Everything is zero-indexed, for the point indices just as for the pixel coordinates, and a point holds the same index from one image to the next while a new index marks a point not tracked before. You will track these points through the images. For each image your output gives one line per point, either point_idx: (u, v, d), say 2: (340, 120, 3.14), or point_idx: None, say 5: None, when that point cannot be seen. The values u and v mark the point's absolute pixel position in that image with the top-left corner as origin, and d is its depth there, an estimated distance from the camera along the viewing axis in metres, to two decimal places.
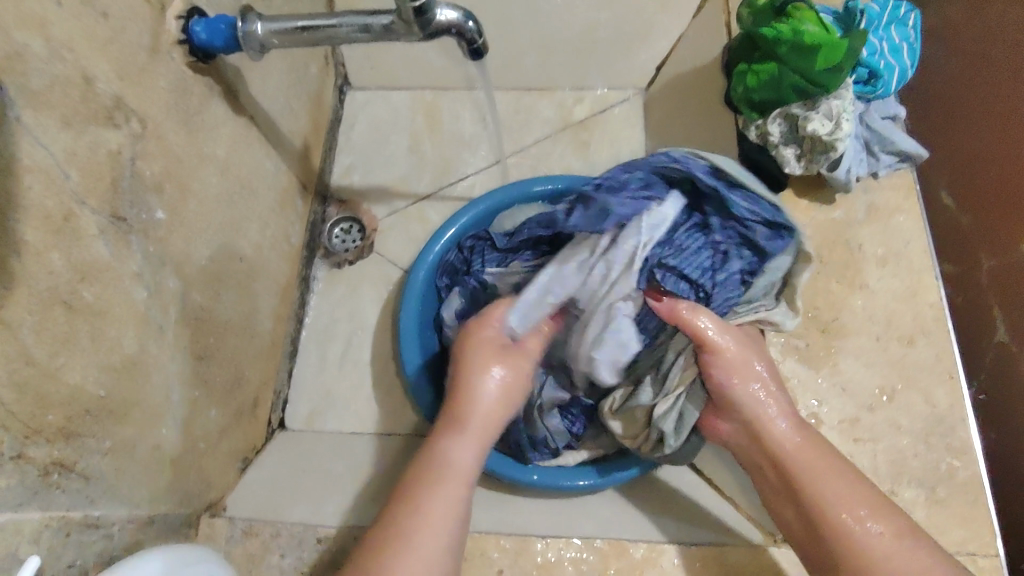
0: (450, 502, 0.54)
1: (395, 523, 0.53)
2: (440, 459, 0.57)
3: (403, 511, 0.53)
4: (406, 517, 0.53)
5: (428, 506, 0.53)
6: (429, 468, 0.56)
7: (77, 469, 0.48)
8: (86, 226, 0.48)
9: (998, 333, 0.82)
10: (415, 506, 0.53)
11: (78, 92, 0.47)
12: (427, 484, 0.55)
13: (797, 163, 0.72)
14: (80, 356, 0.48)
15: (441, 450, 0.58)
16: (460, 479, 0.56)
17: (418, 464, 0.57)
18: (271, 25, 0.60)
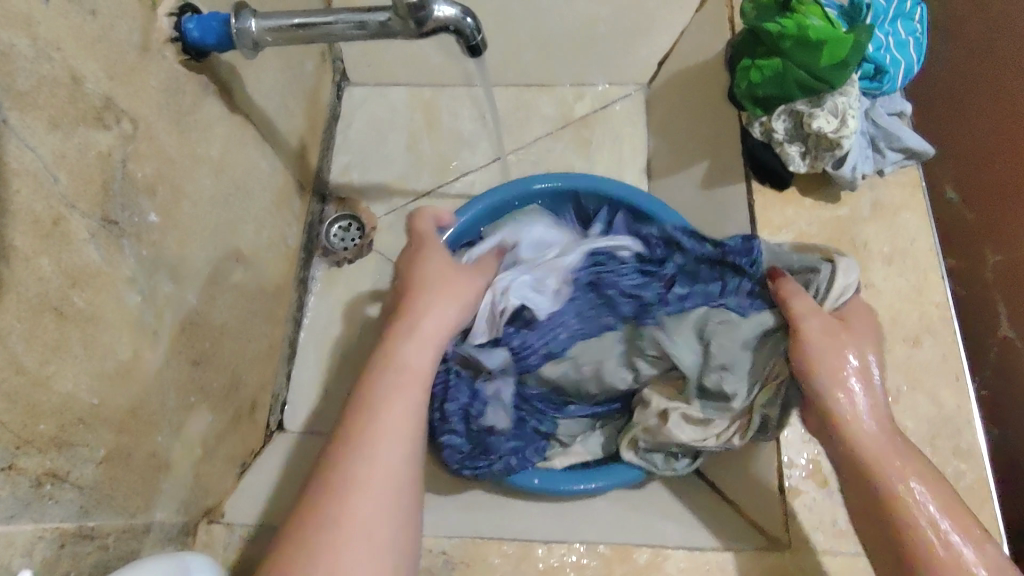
0: (403, 410, 0.53)
1: (339, 447, 0.50)
2: (386, 374, 0.55)
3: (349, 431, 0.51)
4: (349, 440, 0.51)
5: (373, 425, 0.51)
6: (374, 382, 0.54)
7: (70, 479, 0.47)
8: (76, 230, 0.47)
9: (1004, 328, 0.83)
10: (360, 427, 0.51)
11: (65, 91, 0.46)
12: (377, 395, 0.53)
13: (802, 160, 0.71)
14: (72, 365, 0.47)
15: (384, 366, 0.55)
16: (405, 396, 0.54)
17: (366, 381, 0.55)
18: (266, 22, 0.59)
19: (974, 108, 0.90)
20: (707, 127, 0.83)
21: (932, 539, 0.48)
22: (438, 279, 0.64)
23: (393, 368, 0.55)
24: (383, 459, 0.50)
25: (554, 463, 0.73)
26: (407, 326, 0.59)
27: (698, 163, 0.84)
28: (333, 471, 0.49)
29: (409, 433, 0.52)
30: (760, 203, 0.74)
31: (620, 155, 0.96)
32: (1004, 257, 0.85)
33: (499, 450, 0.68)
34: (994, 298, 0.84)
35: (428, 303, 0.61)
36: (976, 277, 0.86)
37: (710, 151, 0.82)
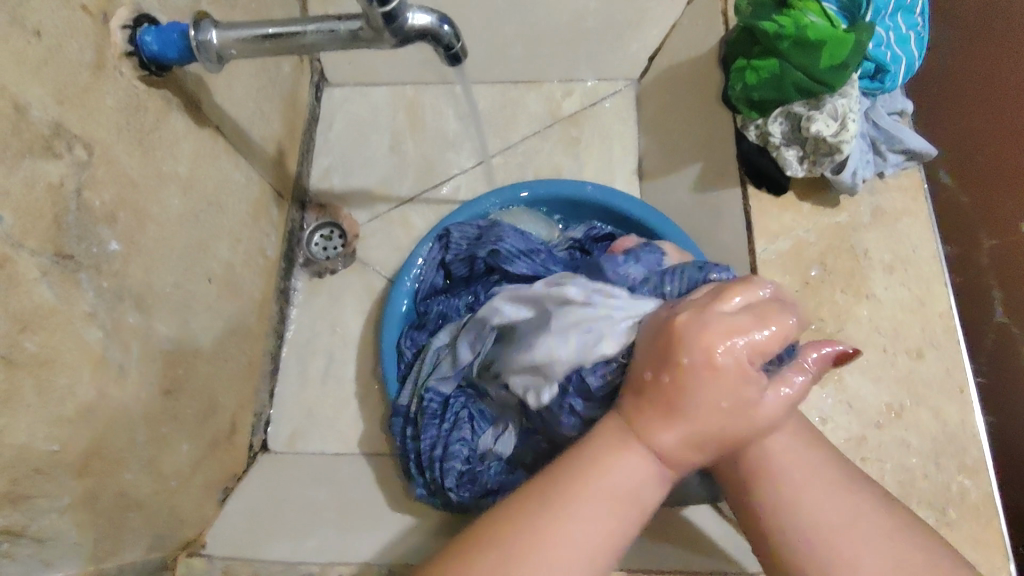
0: (592, 533, 0.42)
1: (525, 530, 0.41)
2: (619, 464, 0.43)
3: (544, 516, 0.42)
4: (539, 529, 0.41)
5: (556, 525, 0.42)
6: (610, 479, 0.43)
7: (29, 534, 0.44)
8: (25, 271, 0.43)
9: (997, 314, 0.76)
10: (565, 525, 0.41)
11: (7, 122, 0.42)
12: (574, 494, 0.42)
13: (799, 166, 0.68)
14: (28, 414, 0.44)
15: (629, 442, 0.43)
16: (637, 494, 0.43)
17: (580, 456, 0.44)
18: (230, 33, 0.54)
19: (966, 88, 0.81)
20: (701, 128, 0.80)
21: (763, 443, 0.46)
22: (699, 373, 0.42)
23: (614, 493, 0.42)
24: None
25: None
26: (715, 374, 0.42)
27: (691, 165, 0.81)
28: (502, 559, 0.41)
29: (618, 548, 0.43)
30: (755, 209, 0.71)
31: (611, 154, 0.93)
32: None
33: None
34: (989, 285, 0.77)
35: (705, 376, 0.42)
36: (972, 263, 0.77)
37: (705, 152, 0.79)
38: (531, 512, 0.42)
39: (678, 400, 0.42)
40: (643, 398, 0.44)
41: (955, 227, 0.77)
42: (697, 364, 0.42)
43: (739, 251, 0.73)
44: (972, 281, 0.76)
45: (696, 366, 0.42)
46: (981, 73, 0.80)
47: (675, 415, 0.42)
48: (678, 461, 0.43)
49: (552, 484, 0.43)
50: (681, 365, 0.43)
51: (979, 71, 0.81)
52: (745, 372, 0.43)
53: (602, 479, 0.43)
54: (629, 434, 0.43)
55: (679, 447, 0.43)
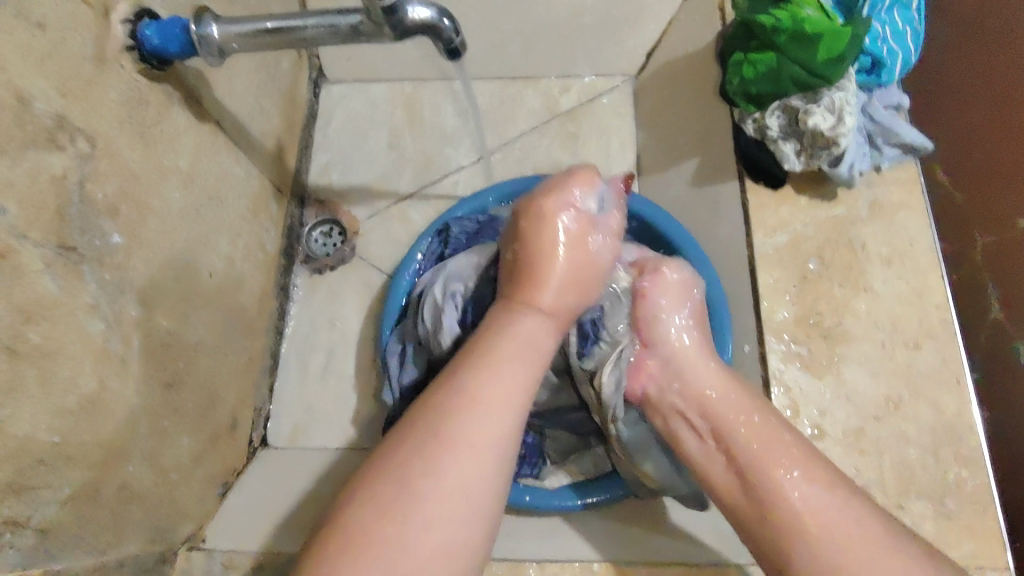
0: (480, 424, 0.47)
1: (453, 398, 0.47)
2: (518, 325, 0.53)
3: (466, 384, 0.48)
4: (459, 391, 0.48)
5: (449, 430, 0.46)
6: (497, 350, 0.51)
7: (33, 525, 0.44)
8: (28, 262, 0.43)
9: (993, 311, 0.76)
10: (479, 384, 0.48)
11: (11, 113, 0.42)
12: (460, 389, 0.48)
13: (797, 159, 0.68)
14: (31, 405, 0.44)
15: (521, 304, 0.54)
16: (536, 342, 0.53)
17: (461, 359, 0.51)
18: (230, 29, 0.55)
19: (964, 90, 0.81)
20: (699, 123, 0.80)
21: (783, 482, 0.51)
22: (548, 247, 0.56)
23: (494, 374, 0.49)
24: (481, 445, 0.46)
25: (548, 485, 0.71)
26: (556, 229, 0.56)
27: (689, 160, 0.81)
28: (432, 428, 0.46)
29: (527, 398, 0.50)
30: (753, 203, 0.71)
31: (609, 150, 0.93)
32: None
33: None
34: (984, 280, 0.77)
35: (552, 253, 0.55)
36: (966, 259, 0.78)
37: (703, 147, 0.79)
38: (450, 383, 0.49)
39: (537, 271, 0.55)
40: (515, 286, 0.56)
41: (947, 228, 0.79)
42: (545, 229, 0.56)
43: (737, 245, 0.73)
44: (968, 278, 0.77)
45: (544, 226, 0.56)
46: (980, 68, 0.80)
47: (532, 292, 0.54)
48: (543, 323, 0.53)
49: (466, 360, 0.50)
50: (539, 238, 0.56)
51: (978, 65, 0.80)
52: (581, 235, 0.57)
53: (508, 340, 0.52)
54: (520, 298, 0.55)
55: (559, 297, 0.55)
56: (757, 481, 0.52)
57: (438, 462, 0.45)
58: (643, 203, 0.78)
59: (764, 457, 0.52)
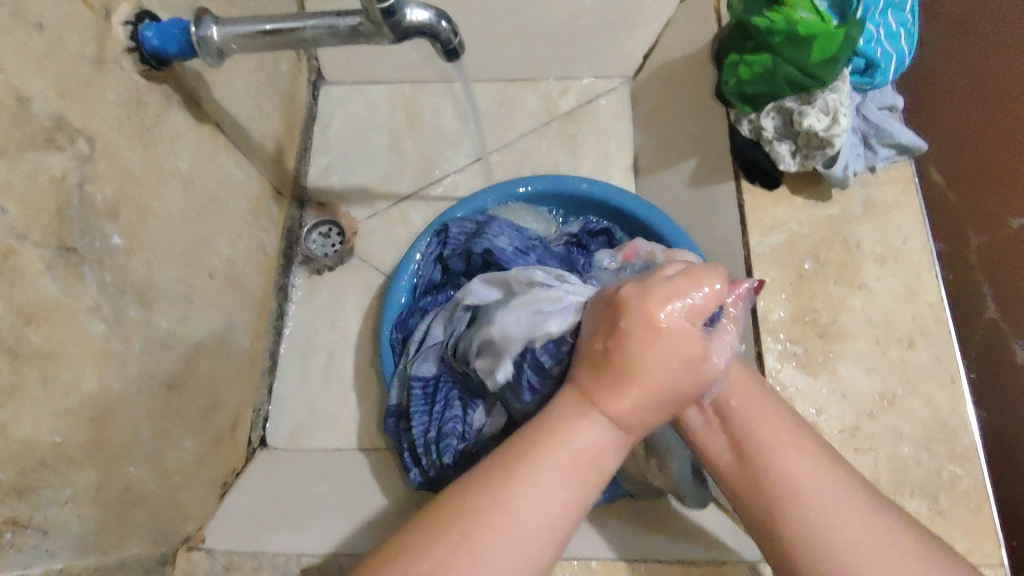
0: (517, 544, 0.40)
1: (499, 492, 0.41)
2: (579, 433, 0.44)
3: (517, 477, 0.42)
4: (509, 492, 0.41)
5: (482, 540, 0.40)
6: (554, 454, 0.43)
7: (34, 524, 0.45)
8: (29, 263, 0.44)
9: (988, 309, 0.76)
10: (521, 488, 0.42)
11: (10, 114, 0.42)
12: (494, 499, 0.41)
13: (792, 159, 0.69)
14: (33, 406, 0.44)
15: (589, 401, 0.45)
16: (599, 456, 0.44)
17: (507, 454, 0.44)
18: (230, 29, 0.54)
19: (952, 88, 0.82)
20: (696, 124, 0.81)
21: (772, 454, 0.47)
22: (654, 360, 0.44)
23: (535, 497, 0.41)
24: (522, 555, 0.40)
25: None
26: (659, 336, 0.45)
27: (686, 161, 0.82)
28: (472, 519, 0.40)
29: (577, 512, 0.43)
30: (750, 204, 0.72)
31: (607, 151, 0.93)
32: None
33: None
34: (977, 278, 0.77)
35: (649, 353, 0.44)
36: (960, 260, 0.77)
37: (699, 148, 0.80)
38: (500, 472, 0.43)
39: (627, 379, 0.44)
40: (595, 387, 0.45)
41: (943, 223, 0.78)
42: (648, 333, 0.45)
43: (733, 245, 0.74)
44: (961, 277, 0.77)
45: (641, 326, 0.45)
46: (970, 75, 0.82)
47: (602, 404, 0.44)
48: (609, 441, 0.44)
49: (518, 453, 0.43)
50: (632, 335, 0.45)
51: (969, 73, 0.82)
52: (690, 343, 0.45)
53: (563, 448, 0.43)
54: (586, 388, 0.45)
55: (635, 411, 0.44)
56: (754, 454, 0.48)
57: (479, 553, 0.39)
58: (645, 207, 0.78)
59: (761, 432, 0.49)
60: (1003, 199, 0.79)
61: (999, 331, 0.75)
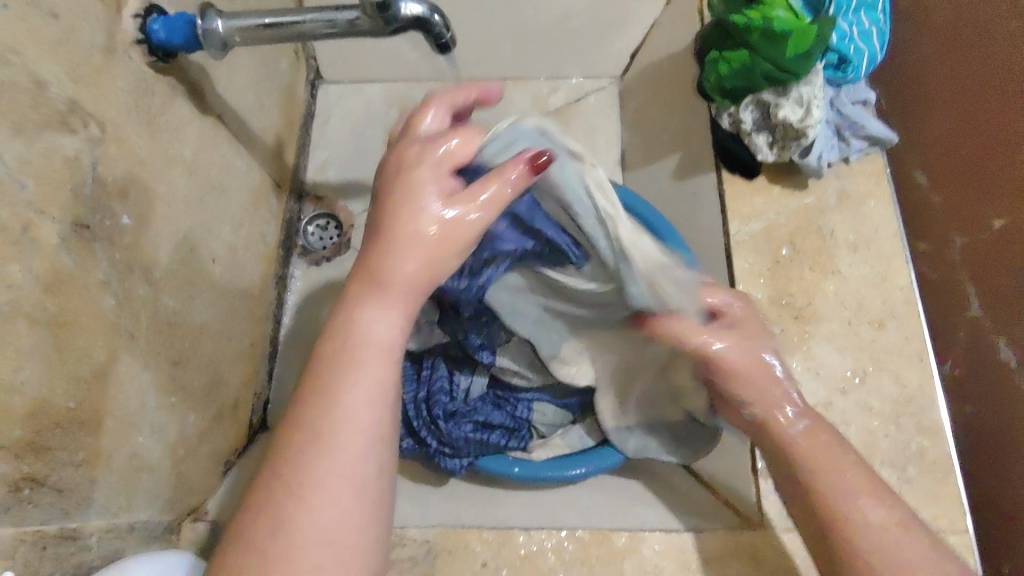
0: (352, 428, 0.41)
1: (307, 429, 0.41)
2: (364, 317, 0.44)
3: (315, 409, 0.42)
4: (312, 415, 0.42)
5: (321, 444, 0.41)
6: (358, 334, 0.43)
7: (49, 483, 0.47)
8: (47, 235, 0.47)
9: (970, 307, 0.69)
10: (338, 393, 0.42)
11: (28, 97, 0.45)
12: (319, 404, 0.42)
13: (769, 150, 0.73)
14: (48, 370, 0.47)
15: (363, 295, 0.44)
16: (383, 333, 0.44)
17: (319, 352, 0.44)
18: (234, 21, 0.58)
19: (935, 94, 0.76)
20: (680, 120, 0.85)
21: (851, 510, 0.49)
22: (410, 203, 0.44)
23: (355, 377, 0.42)
24: (348, 475, 0.41)
25: (536, 456, 0.72)
26: (415, 202, 0.44)
27: (670, 155, 0.85)
28: (301, 434, 0.41)
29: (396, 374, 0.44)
30: (729, 194, 0.76)
31: (595, 146, 0.97)
32: (1013, 220, 0.64)
33: (471, 418, 0.71)
34: (962, 281, 0.71)
35: (404, 206, 0.44)
36: (944, 262, 0.73)
37: (681, 144, 0.84)
38: (311, 412, 0.42)
39: (392, 238, 0.44)
40: (367, 261, 0.45)
41: (923, 232, 0.76)
42: (407, 205, 0.44)
43: (715, 233, 0.77)
44: (945, 277, 0.73)
45: (403, 197, 0.44)
46: (937, 73, 0.76)
47: (374, 281, 0.44)
48: (407, 287, 0.44)
49: (322, 366, 0.43)
50: (394, 207, 0.45)
51: (936, 70, 0.76)
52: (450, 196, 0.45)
53: (359, 334, 0.43)
54: (369, 281, 0.44)
55: (414, 266, 0.44)
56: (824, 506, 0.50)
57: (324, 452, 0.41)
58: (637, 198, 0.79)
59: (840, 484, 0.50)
60: (987, 202, 0.68)
61: (982, 332, 0.68)
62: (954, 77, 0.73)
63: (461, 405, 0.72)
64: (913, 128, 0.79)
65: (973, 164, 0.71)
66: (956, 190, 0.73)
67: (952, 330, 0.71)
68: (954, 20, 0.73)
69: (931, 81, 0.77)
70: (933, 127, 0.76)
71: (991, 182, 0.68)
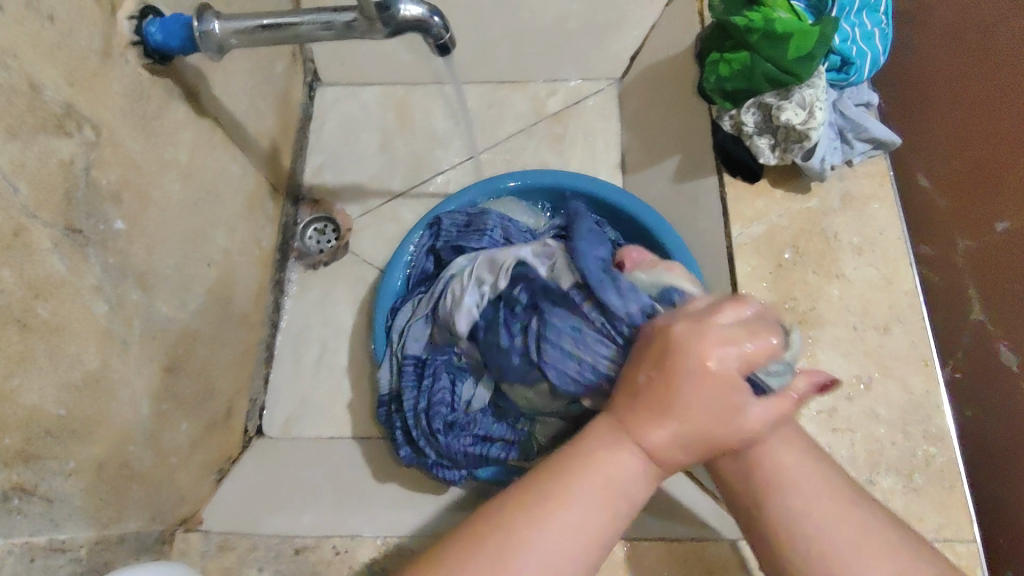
0: (556, 573, 0.40)
1: (513, 554, 0.40)
2: (614, 465, 0.43)
3: (525, 535, 0.41)
4: (518, 546, 0.41)
5: (518, 575, 0.40)
6: (606, 483, 0.42)
7: (39, 492, 0.46)
8: (39, 240, 0.46)
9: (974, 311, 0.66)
10: (555, 524, 0.41)
11: (23, 100, 0.44)
12: (538, 537, 0.41)
13: (771, 153, 0.72)
14: (39, 378, 0.46)
15: (634, 441, 0.43)
16: (631, 494, 0.43)
17: (559, 467, 0.44)
18: (231, 24, 0.57)
19: (941, 96, 0.75)
20: (680, 122, 0.84)
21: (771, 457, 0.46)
22: (719, 373, 0.43)
23: (581, 532, 0.41)
24: None
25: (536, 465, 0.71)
26: (713, 382, 0.42)
27: (670, 158, 0.85)
28: (503, 555, 0.40)
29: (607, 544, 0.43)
30: (731, 197, 0.75)
31: (594, 149, 0.96)
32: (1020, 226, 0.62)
33: (470, 430, 0.70)
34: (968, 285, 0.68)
35: (701, 380, 0.42)
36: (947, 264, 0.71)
37: (681, 146, 0.83)
38: (520, 531, 0.41)
39: (672, 410, 0.42)
40: (653, 408, 0.43)
41: (926, 233, 0.74)
42: (704, 377, 0.42)
43: (716, 237, 0.76)
44: (949, 280, 0.70)
45: (693, 378, 0.42)
46: (945, 75, 0.74)
47: (643, 444, 0.43)
48: (672, 465, 0.43)
49: (556, 492, 0.42)
50: (682, 377, 0.43)
51: (943, 72, 0.74)
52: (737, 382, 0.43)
53: (603, 481, 0.42)
54: (643, 433, 0.43)
55: (687, 452, 0.43)
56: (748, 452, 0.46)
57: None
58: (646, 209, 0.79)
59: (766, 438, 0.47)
60: (999, 206, 0.65)
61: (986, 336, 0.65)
62: (964, 81, 0.71)
63: (460, 416, 0.71)
64: (920, 130, 0.77)
65: (985, 168, 0.68)
66: (966, 194, 0.70)
67: (953, 333, 0.68)
68: (959, 21, 0.72)
69: (938, 82, 0.75)
70: (943, 131, 0.74)
71: (1006, 186, 0.65)
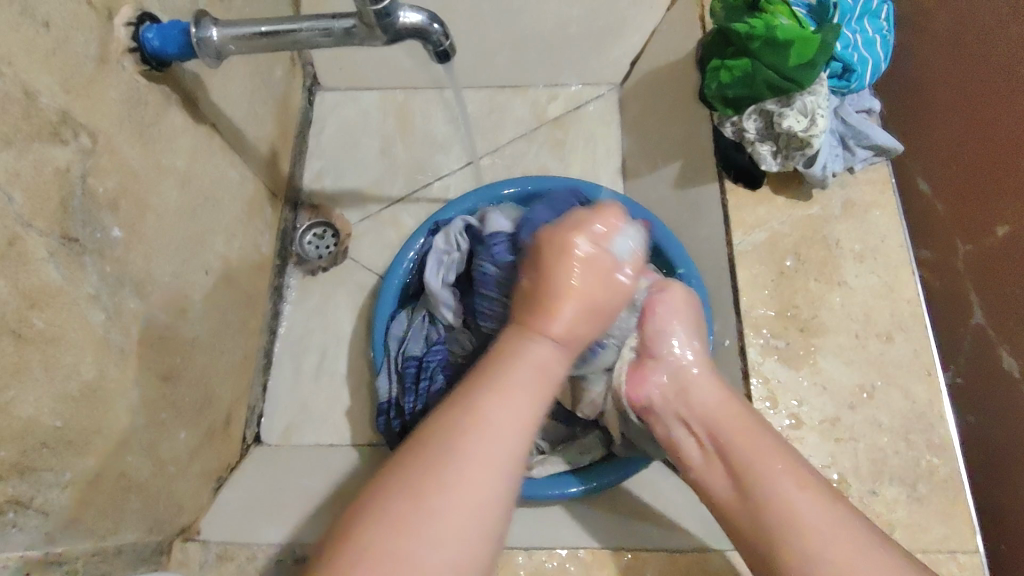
0: (492, 441, 0.44)
1: (447, 439, 0.44)
2: (530, 347, 0.49)
3: (458, 423, 0.45)
4: (460, 432, 0.44)
5: (456, 448, 0.43)
6: (521, 356, 0.49)
7: (34, 505, 0.45)
8: (34, 250, 0.45)
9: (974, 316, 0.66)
10: (488, 406, 0.46)
11: (19, 107, 0.44)
12: (471, 420, 0.45)
13: (773, 160, 0.72)
14: (33, 390, 0.45)
15: (536, 324, 0.51)
16: (547, 366, 0.49)
17: (483, 362, 0.50)
18: (229, 30, 0.56)
19: (941, 103, 0.75)
20: (681, 129, 0.84)
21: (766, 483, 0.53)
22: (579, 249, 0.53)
23: (507, 402, 0.46)
24: (479, 497, 0.42)
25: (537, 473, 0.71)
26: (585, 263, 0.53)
27: (671, 164, 0.84)
28: (441, 440, 0.44)
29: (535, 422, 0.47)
30: (733, 203, 0.75)
31: (595, 156, 0.96)
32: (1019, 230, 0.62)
33: None
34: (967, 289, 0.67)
35: (566, 260, 0.52)
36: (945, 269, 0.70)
37: (682, 153, 0.83)
38: (454, 416, 0.45)
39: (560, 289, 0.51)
40: (538, 299, 0.52)
41: (926, 238, 0.73)
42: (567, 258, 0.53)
43: (717, 244, 0.76)
44: (949, 283, 0.69)
45: (564, 262, 0.52)
46: (945, 81, 0.74)
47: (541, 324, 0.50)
48: (567, 332, 0.50)
49: (483, 377, 0.48)
50: (552, 259, 0.53)
51: (943, 78, 0.74)
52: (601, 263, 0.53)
53: (519, 360, 0.49)
54: (538, 313, 0.51)
55: (577, 320, 0.51)
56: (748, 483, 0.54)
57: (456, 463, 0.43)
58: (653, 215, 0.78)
59: (761, 466, 0.55)
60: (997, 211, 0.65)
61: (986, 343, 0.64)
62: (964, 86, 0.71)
63: None
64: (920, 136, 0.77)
65: (984, 174, 0.68)
66: (964, 200, 0.70)
67: (953, 337, 0.67)
68: (959, 27, 0.72)
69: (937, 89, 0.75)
70: (942, 137, 0.74)
71: (998, 191, 0.65)
